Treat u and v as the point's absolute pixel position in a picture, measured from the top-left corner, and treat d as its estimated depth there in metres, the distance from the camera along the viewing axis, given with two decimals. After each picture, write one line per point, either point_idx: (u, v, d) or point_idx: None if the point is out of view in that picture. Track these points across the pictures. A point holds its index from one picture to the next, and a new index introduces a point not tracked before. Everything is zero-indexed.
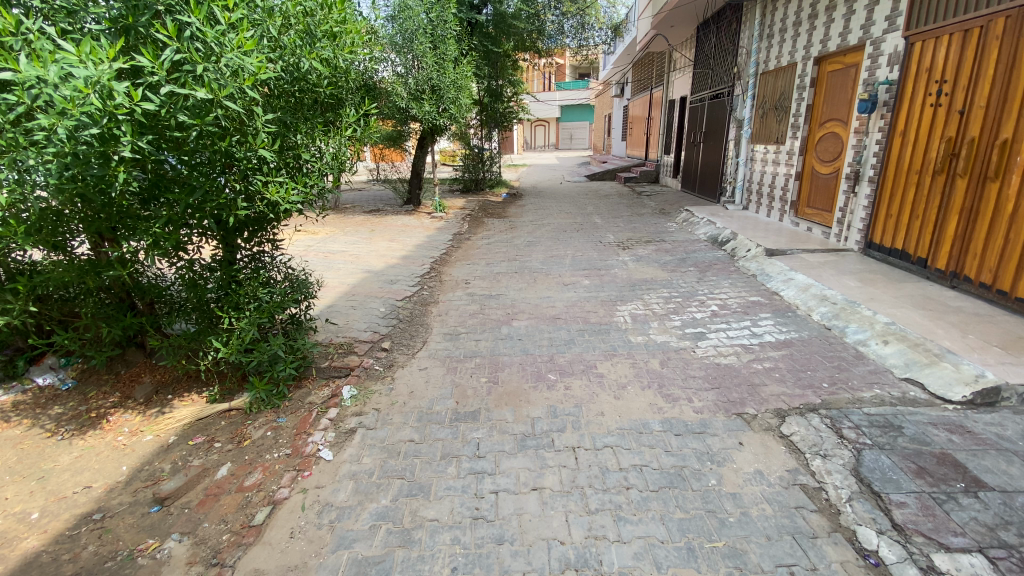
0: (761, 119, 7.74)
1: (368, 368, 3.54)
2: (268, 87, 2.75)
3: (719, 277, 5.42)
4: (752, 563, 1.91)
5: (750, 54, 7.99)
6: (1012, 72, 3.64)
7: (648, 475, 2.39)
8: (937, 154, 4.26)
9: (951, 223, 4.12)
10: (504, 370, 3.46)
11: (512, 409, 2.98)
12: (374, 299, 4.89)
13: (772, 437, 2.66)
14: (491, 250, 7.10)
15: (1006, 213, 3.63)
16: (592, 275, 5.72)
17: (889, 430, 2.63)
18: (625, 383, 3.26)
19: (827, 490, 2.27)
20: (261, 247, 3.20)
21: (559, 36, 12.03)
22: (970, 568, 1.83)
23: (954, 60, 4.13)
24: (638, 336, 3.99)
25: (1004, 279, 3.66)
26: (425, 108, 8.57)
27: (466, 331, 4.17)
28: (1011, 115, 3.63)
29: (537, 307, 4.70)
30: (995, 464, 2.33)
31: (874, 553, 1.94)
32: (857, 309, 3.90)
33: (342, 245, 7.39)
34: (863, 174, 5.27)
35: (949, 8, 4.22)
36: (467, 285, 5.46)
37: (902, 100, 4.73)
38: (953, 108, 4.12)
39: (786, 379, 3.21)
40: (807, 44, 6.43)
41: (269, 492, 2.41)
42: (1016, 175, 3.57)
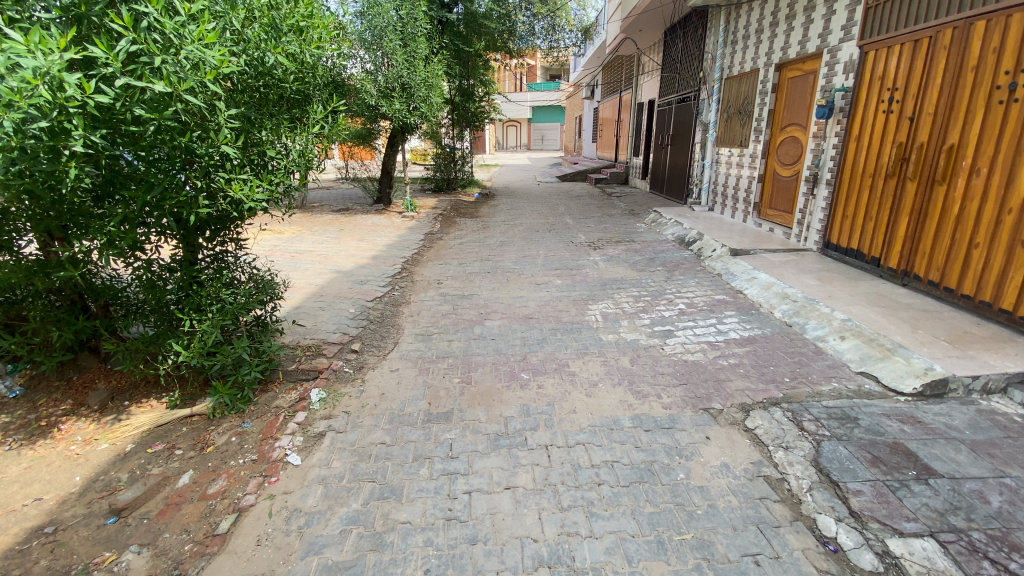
0: (725, 123, 7.97)
1: (337, 370, 3.47)
2: (231, 81, 2.67)
3: (686, 276, 5.55)
4: (719, 553, 1.97)
5: (715, 59, 8.20)
6: (959, 81, 3.84)
7: (619, 471, 2.43)
8: (890, 158, 4.48)
9: (902, 225, 4.34)
10: (476, 370, 3.46)
11: (485, 409, 2.98)
12: (342, 300, 4.80)
13: (737, 430, 2.74)
14: (463, 250, 7.07)
15: (953, 215, 3.83)
16: (563, 275, 5.77)
17: (847, 422, 2.74)
18: (597, 381, 3.30)
19: (789, 480, 2.36)
20: (224, 246, 3.10)
21: (530, 36, 12.08)
22: (922, 552, 1.93)
23: (904, 70, 4.36)
24: (608, 335, 4.05)
25: (950, 277, 3.87)
26: (395, 106, 8.49)
27: (439, 331, 4.14)
28: (956, 122, 3.85)
29: (509, 306, 4.72)
30: (943, 452, 2.47)
31: (833, 540, 2.03)
32: (815, 307, 4.06)
33: (310, 244, 7.22)
34: (821, 177, 5.49)
35: (899, 20, 4.45)
36: (439, 285, 5.43)
37: (857, 107, 4.96)
38: (904, 115, 4.35)
39: (750, 374, 3.32)
40: (769, 51, 6.65)
41: (233, 499, 2.34)
42: (961, 179, 3.78)
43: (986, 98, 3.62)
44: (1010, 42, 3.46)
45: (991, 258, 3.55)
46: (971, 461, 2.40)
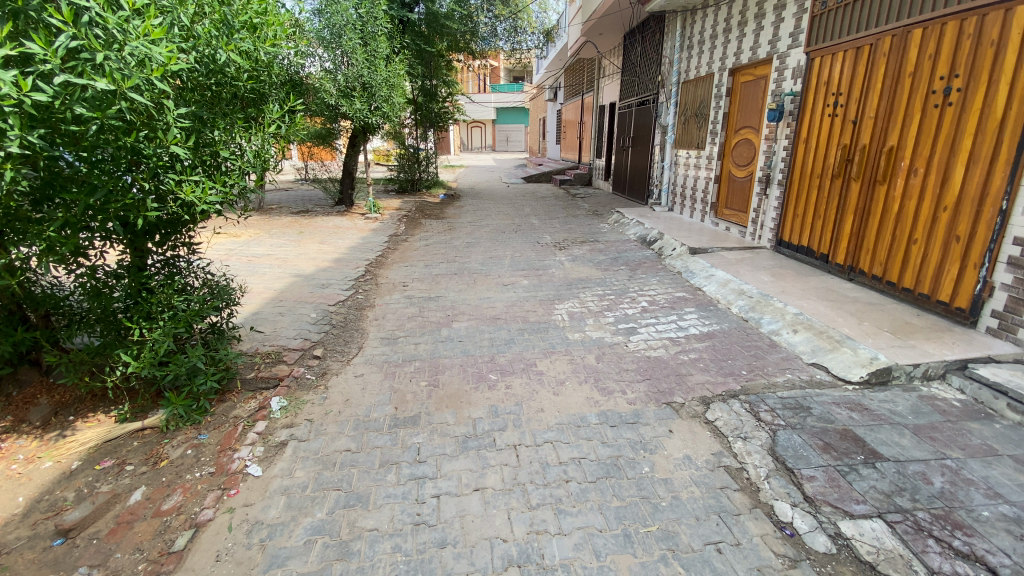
0: (683, 126, 8.20)
1: (299, 377, 3.38)
2: (180, 79, 2.56)
3: (648, 274, 5.68)
4: (683, 543, 2.02)
5: (672, 64, 8.43)
6: (897, 87, 4.08)
7: (586, 467, 2.47)
8: (836, 159, 4.72)
9: (847, 223, 4.59)
10: (444, 373, 3.43)
11: (453, 412, 2.96)
12: (304, 305, 4.68)
13: (698, 423, 2.83)
14: (428, 251, 7.01)
15: (894, 212, 4.07)
16: (529, 275, 5.80)
17: (800, 411, 2.88)
18: (564, 379, 3.33)
19: (747, 469, 2.45)
20: (175, 251, 2.97)
21: (492, 38, 12.11)
22: (871, 532, 2.04)
23: (848, 76, 4.60)
24: (574, 333, 4.10)
25: (892, 272, 4.11)
26: (355, 105, 8.34)
27: (405, 335, 4.09)
28: (895, 125, 4.09)
29: (476, 307, 4.71)
30: (888, 437, 2.62)
31: (789, 524, 2.12)
32: (769, 302, 4.24)
33: (268, 248, 7.00)
34: (773, 178, 5.74)
35: (842, 28, 4.69)
36: (404, 287, 5.36)
37: (805, 111, 5.22)
38: (848, 119, 4.60)
39: (709, 368, 3.43)
40: (722, 56, 6.89)
41: (190, 514, 2.24)
42: (900, 179, 4.02)
43: (922, 102, 3.85)
44: (942, 50, 3.68)
45: (927, 253, 3.79)
46: (914, 444, 2.55)
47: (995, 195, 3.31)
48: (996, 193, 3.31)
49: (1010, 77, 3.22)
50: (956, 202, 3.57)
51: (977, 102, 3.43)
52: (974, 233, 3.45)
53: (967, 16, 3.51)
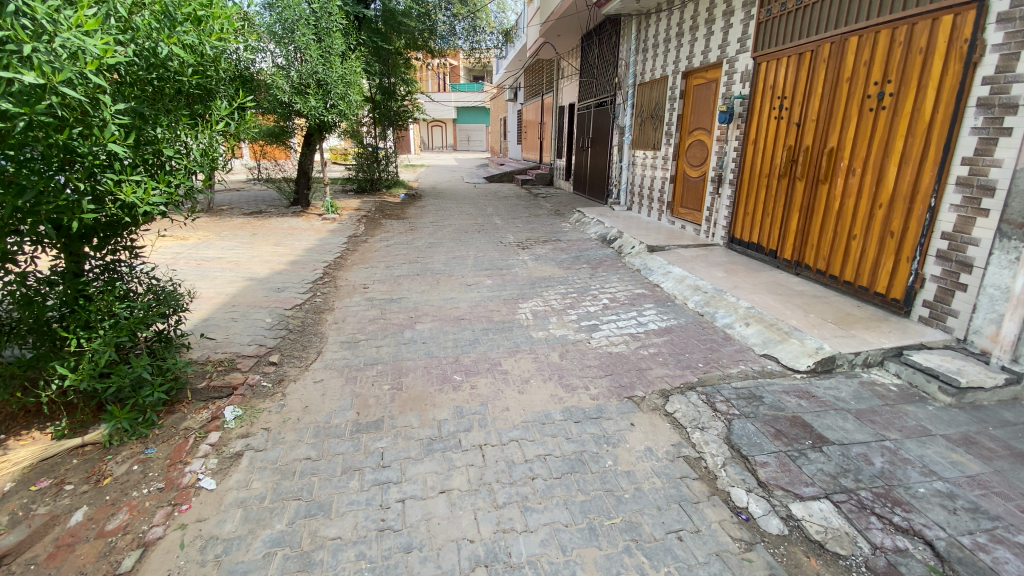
0: (639, 127, 8.40)
1: (254, 385, 3.25)
2: (117, 73, 2.41)
3: (609, 272, 5.80)
4: (646, 533, 2.08)
5: (628, 66, 8.62)
6: (835, 91, 4.33)
7: (551, 464, 2.50)
8: (782, 160, 4.96)
9: (793, 220, 4.83)
10: (408, 375, 3.39)
11: (417, 414, 2.93)
12: (258, 310, 4.50)
13: (658, 415, 2.91)
14: (389, 252, 6.90)
15: (835, 209, 4.31)
16: (493, 275, 5.80)
17: (753, 400, 3.01)
18: (528, 377, 3.35)
19: (705, 458, 2.54)
20: (116, 255, 2.80)
21: (451, 36, 12.04)
22: (820, 512, 2.16)
23: (792, 80, 4.84)
24: (538, 332, 4.13)
25: (834, 265, 4.35)
26: (310, 103, 8.11)
27: (366, 338, 4.00)
28: (835, 127, 4.32)
29: (440, 308, 4.67)
30: (834, 421, 2.78)
31: (745, 509, 2.21)
32: (723, 297, 4.41)
33: (218, 251, 6.71)
34: (725, 177, 5.97)
35: (786, 35, 4.92)
36: (364, 289, 5.25)
37: (752, 113, 5.45)
38: (793, 121, 4.84)
39: (668, 362, 3.54)
40: (675, 60, 7.10)
41: (138, 533, 2.12)
42: (840, 178, 4.26)
43: (859, 105, 4.08)
44: (876, 57, 3.92)
45: (866, 247, 4.03)
46: (857, 428, 2.72)
47: (924, 193, 3.54)
48: (925, 192, 3.54)
49: (937, 83, 3.45)
50: (890, 200, 3.81)
51: (907, 106, 3.66)
52: (906, 228, 3.69)
53: (898, 25, 3.75)
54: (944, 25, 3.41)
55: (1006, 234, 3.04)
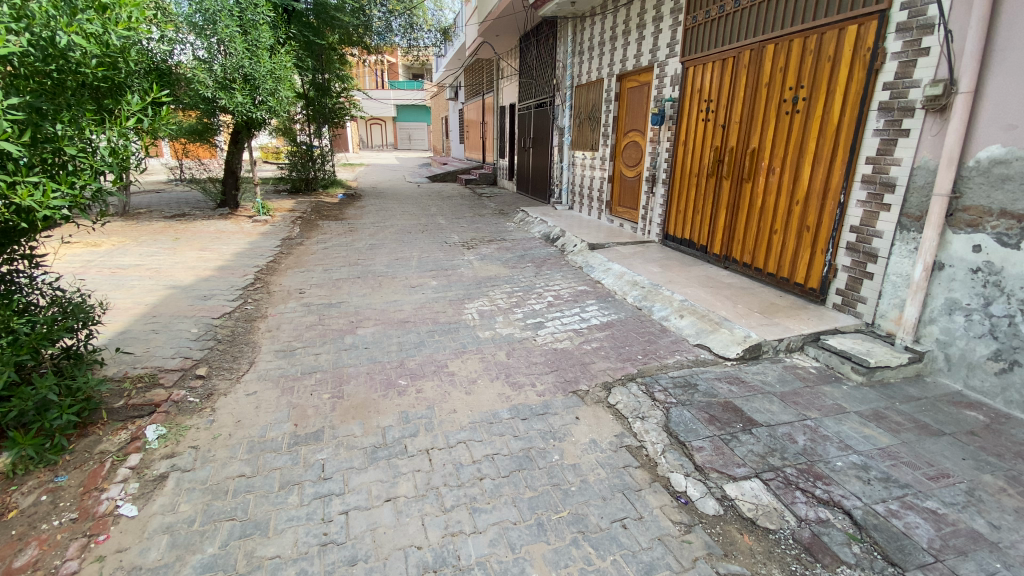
0: (578, 128, 8.59)
1: (179, 402, 3.02)
2: (7, 64, 2.19)
3: (553, 270, 5.89)
4: (592, 524, 2.13)
5: (565, 68, 8.79)
6: (756, 95, 4.62)
7: (499, 463, 2.50)
8: (710, 160, 5.24)
9: (721, 217, 5.12)
10: (349, 383, 3.28)
11: (360, 422, 2.84)
12: (182, 320, 4.20)
13: (601, 408, 2.99)
14: (327, 255, 6.65)
15: (758, 206, 4.62)
16: (438, 276, 5.74)
17: (688, 388, 3.16)
18: (475, 378, 3.34)
19: (646, 446, 2.64)
20: (12, 265, 2.52)
21: (387, 33, 11.77)
22: (751, 491, 2.30)
23: (717, 84, 5.12)
24: (485, 331, 4.13)
25: (758, 258, 4.67)
26: (236, 98, 7.66)
27: (303, 346, 3.83)
28: (756, 129, 4.62)
29: (382, 311, 4.56)
30: (761, 404, 2.97)
31: (683, 493, 2.32)
32: (659, 291, 4.60)
33: (135, 257, 6.20)
34: (658, 177, 6.23)
35: (710, 41, 5.19)
36: (301, 295, 5.03)
37: (682, 115, 5.73)
38: (718, 123, 5.13)
39: (610, 355, 3.65)
40: (610, 63, 7.31)
41: (47, 570, 1.92)
42: (761, 176, 4.57)
43: (777, 108, 4.38)
44: (791, 63, 4.23)
45: (786, 241, 4.35)
46: (781, 409, 2.92)
47: (834, 190, 3.86)
48: (835, 189, 3.86)
49: (844, 88, 3.76)
50: (805, 197, 4.13)
51: (819, 109, 3.97)
52: (820, 222, 4.01)
53: (809, 34, 4.04)
54: (849, 35, 3.70)
55: (905, 227, 3.37)
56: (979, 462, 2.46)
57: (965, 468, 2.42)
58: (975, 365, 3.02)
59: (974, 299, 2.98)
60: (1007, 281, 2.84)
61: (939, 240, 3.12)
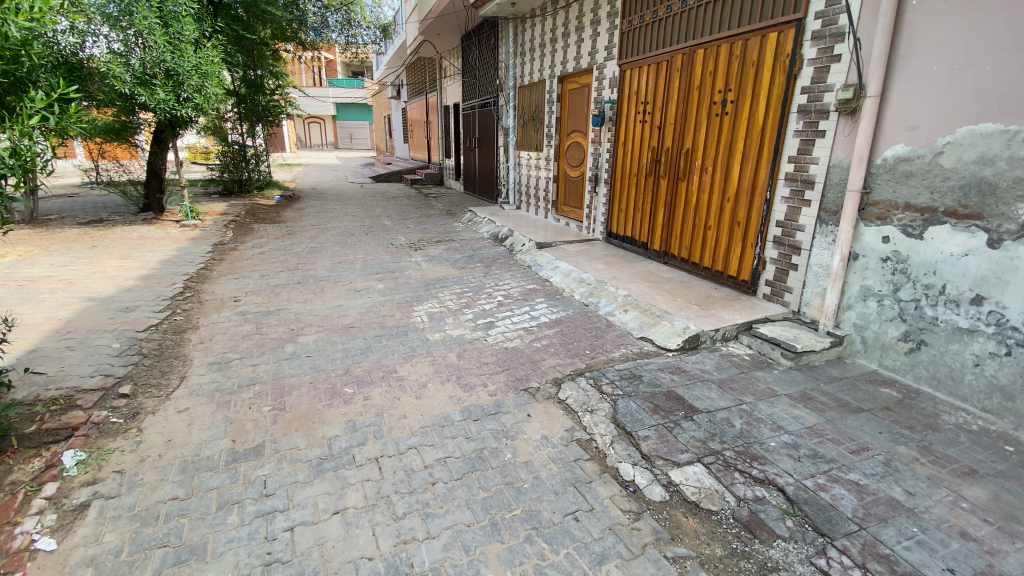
0: (522, 128, 8.67)
1: (101, 423, 2.79)
2: None
3: (502, 270, 5.91)
4: (545, 520, 2.16)
5: (508, 68, 8.83)
6: (688, 97, 4.84)
7: (451, 466, 2.49)
8: (648, 160, 5.44)
9: (659, 215, 5.33)
10: (292, 394, 3.14)
11: (304, 434, 2.73)
12: (101, 335, 3.87)
13: (552, 404, 3.03)
14: (264, 260, 6.34)
15: (693, 204, 4.84)
16: (384, 278, 5.62)
17: (634, 379, 3.27)
18: (425, 382, 3.30)
19: (595, 439, 2.71)
20: None
21: (323, 29, 11.40)
22: (694, 475, 2.41)
23: (652, 87, 5.32)
24: (434, 334, 4.08)
25: (695, 254, 4.89)
26: (157, 95, 7.14)
27: (240, 357, 3.64)
28: (689, 130, 4.84)
29: (326, 317, 4.40)
30: (702, 392, 3.12)
31: (632, 482, 2.40)
32: (604, 287, 4.72)
33: (45, 268, 5.65)
34: (601, 177, 6.39)
35: (645, 45, 5.39)
36: (236, 303, 4.76)
37: (620, 116, 5.91)
38: (654, 124, 5.33)
39: (559, 352, 3.71)
40: (551, 64, 7.42)
41: None
42: (695, 175, 4.79)
43: (708, 110, 4.61)
44: (719, 68, 4.46)
45: (719, 236, 4.59)
46: (719, 395, 3.08)
47: (761, 188, 4.11)
48: (762, 186, 4.11)
49: (767, 92, 4.00)
50: (736, 194, 4.37)
51: (745, 112, 4.21)
52: (749, 218, 4.26)
53: (735, 40, 4.28)
54: (770, 41, 3.95)
55: (824, 221, 3.64)
56: (894, 435, 2.70)
57: (882, 441, 2.65)
58: (887, 345, 3.32)
59: (885, 285, 3.27)
60: (912, 268, 3.13)
61: (853, 232, 3.40)
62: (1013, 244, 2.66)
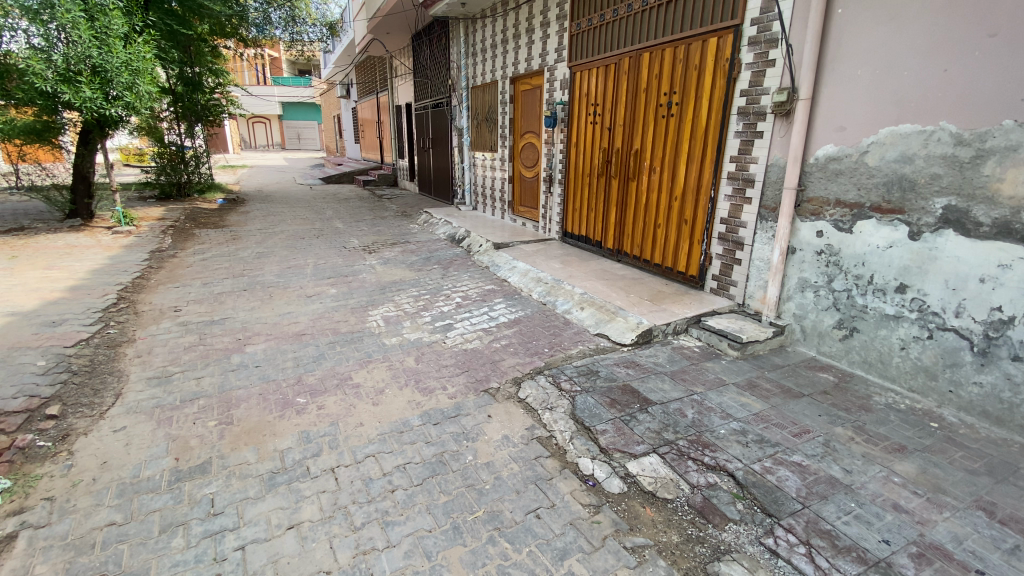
0: (476, 129, 8.65)
1: (26, 448, 2.57)
2: None
3: (460, 271, 5.87)
4: (507, 519, 2.16)
5: (460, 69, 8.79)
6: (636, 99, 4.97)
7: (411, 471, 2.45)
8: (599, 160, 5.56)
9: (612, 214, 5.46)
10: (240, 406, 3.01)
11: (254, 448, 2.62)
12: (23, 353, 3.57)
13: (513, 403, 3.05)
14: (206, 267, 6.03)
15: (643, 203, 4.99)
16: (337, 283, 5.47)
17: (591, 375, 3.34)
18: (383, 388, 3.23)
19: (555, 435, 2.74)
20: None
21: (266, 25, 10.94)
22: (650, 466, 2.48)
23: (602, 90, 5.44)
24: (391, 338, 4.01)
25: (647, 251, 5.03)
26: (83, 93, 6.64)
27: (182, 370, 3.44)
28: (637, 132, 4.98)
29: (276, 325, 4.24)
30: (656, 384, 3.22)
31: (591, 476, 2.44)
32: (561, 286, 4.78)
33: None
34: (555, 177, 6.47)
35: (594, 48, 5.49)
36: (176, 313, 4.51)
37: (572, 118, 6.00)
38: (604, 126, 5.45)
39: (518, 351, 3.74)
40: (502, 65, 7.44)
41: None
42: (645, 175, 4.94)
43: (654, 112, 4.75)
44: (664, 71, 4.61)
45: (669, 234, 4.75)
46: (672, 387, 3.19)
47: (705, 187, 4.28)
48: (706, 185, 4.28)
49: (709, 95, 4.17)
50: (683, 193, 4.53)
51: (689, 114, 4.37)
52: (695, 216, 4.43)
53: (678, 44, 4.43)
54: (710, 46, 4.12)
55: (764, 217, 3.83)
56: (832, 417, 2.88)
57: (821, 423, 2.82)
58: (824, 333, 3.53)
59: (821, 277, 3.48)
60: (844, 260, 3.34)
61: (790, 227, 3.60)
62: (931, 236, 2.89)
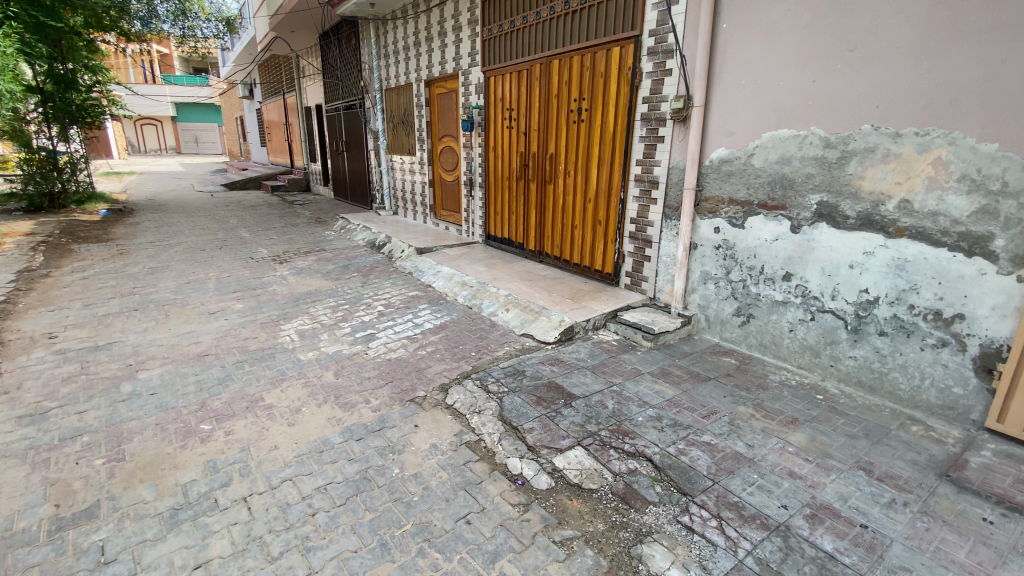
0: (393, 132, 8.45)
1: None
2: None
3: (381, 278, 5.72)
4: (436, 529, 2.14)
5: (372, 70, 8.53)
6: (548, 104, 5.11)
7: (334, 492, 2.34)
8: (517, 164, 5.66)
9: (532, 217, 5.58)
10: (134, 440, 2.71)
11: (152, 484, 2.38)
12: None
13: (440, 410, 3.02)
14: (87, 286, 5.37)
15: (560, 204, 5.15)
16: (245, 297, 5.10)
17: (517, 375, 3.39)
18: (300, 407, 3.06)
19: (484, 439, 2.75)
20: None
21: (152, 18, 10.01)
22: (575, 459, 2.57)
23: (516, 95, 5.54)
24: (308, 352, 3.81)
25: (566, 251, 5.20)
26: None
27: (60, 405, 3.04)
28: (551, 136, 5.13)
29: (174, 347, 3.88)
30: (579, 379, 3.34)
31: (520, 475, 2.48)
32: (485, 289, 4.81)
33: None
34: (475, 181, 6.49)
35: (506, 54, 5.58)
36: (51, 341, 3.97)
37: (489, 123, 6.05)
38: (520, 131, 5.55)
39: (444, 357, 3.70)
40: (416, 68, 7.33)
41: None
42: (561, 178, 5.09)
43: (566, 117, 4.92)
44: (573, 78, 4.78)
45: (585, 233, 4.93)
46: (593, 380, 3.32)
47: (616, 189, 4.50)
48: (617, 187, 4.50)
49: (615, 101, 4.40)
50: (596, 195, 4.73)
51: (598, 119, 4.58)
52: (609, 216, 4.65)
53: (585, 52, 4.62)
54: (614, 55, 4.33)
55: (669, 216, 4.09)
56: (735, 397, 3.14)
57: (726, 404, 3.06)
58: (725, 321, 3.84)
59: (720, 269, 3.78)
60: (739, 253, 3.66)
61: (692, 225, 3.88)
62: (809, 229, 3.25)
